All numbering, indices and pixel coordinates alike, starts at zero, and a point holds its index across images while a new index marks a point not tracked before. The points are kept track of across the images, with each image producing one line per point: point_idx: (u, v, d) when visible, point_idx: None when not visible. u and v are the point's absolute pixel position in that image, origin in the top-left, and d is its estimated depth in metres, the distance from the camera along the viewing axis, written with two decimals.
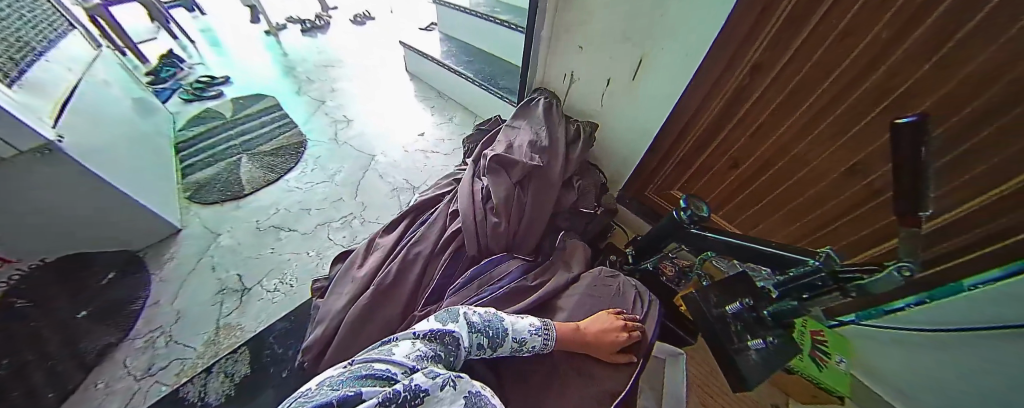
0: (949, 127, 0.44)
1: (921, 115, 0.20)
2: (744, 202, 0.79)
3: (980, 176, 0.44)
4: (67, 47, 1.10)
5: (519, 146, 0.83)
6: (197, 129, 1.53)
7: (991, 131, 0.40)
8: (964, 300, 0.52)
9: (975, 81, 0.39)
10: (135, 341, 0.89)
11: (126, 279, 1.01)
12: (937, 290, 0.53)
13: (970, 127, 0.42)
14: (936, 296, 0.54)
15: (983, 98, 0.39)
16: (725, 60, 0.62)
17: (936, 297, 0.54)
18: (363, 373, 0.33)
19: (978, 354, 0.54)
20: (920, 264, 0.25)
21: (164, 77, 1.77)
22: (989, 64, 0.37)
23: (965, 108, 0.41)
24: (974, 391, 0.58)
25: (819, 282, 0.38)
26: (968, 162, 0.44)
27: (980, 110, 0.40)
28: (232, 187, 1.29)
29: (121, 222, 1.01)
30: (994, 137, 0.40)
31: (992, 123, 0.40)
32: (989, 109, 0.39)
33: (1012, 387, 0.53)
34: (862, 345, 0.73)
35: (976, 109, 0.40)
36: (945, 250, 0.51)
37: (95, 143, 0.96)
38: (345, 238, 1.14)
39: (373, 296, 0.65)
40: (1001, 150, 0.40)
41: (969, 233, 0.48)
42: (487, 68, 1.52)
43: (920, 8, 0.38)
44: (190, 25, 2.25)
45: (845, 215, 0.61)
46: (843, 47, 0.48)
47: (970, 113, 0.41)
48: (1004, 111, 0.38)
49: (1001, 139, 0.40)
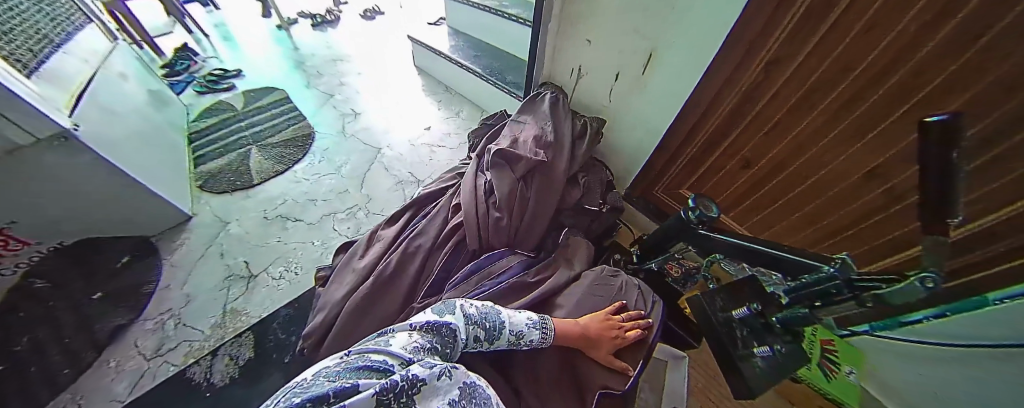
0: (985, 126, 0.41)
1: (951, 115, 0.19)
2: (756, 204, 0.77)
3: (1017, 179, 0.41)
4: (84, 40, 1.14)
5: (523, 140, 0.82)
6: (208, 121, 1.56)
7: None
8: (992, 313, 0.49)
9: (1010, 82, 0.37)
10: (145, 323, 0.91)
11: (138, 263, 1.04)
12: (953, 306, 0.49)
13: (1005, 129, 0.40)
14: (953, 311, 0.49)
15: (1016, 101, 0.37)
16: (740, 53, 0.60)
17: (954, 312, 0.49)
18: (360, 364, 0.31)
19: (1000, 376, 0.52)
20: (944, 276, 0.23)
21: (179, 70, 1.81)
22: None
23: (1001, 108, 0.39)
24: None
25: (834, 289, 0.35)
26: (999, 166, 0.42)
27: (1015, 112, 0.38)
28: (242, 177, 1.31)
29: (135, 210, 1.04)
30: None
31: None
32: None
33: None
34: (877, 359, 0.70)
35: (1010, 110, 0.38)
36: (976, 257, 0.49)
37: (109, 132, 0.98)
38: (350, 229, 1.15)
39: (373, 286, 0.66)
40: None
41: (1005, 239, 0.45)
42: (494, 63, 1.52)
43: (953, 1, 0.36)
44: (205, 19, 2.30)
45: (862, 220, 0.59)
46: (867, 41, 0.45)
47: (1002, 116, 0.39)
48: None
49: None
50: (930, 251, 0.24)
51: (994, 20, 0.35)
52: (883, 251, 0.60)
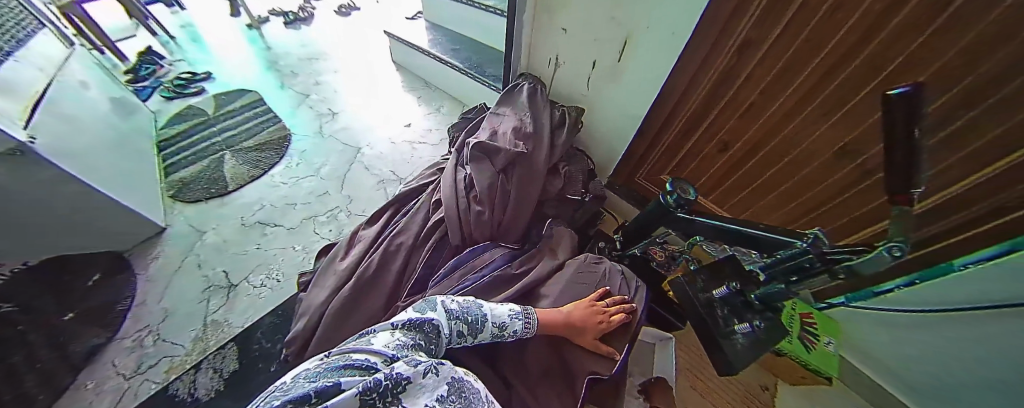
0: (952, 98, 0.42)
1: (912, 87, 0.19)
2: (734, 186, 0.78)
3: (982, 149, 0.43)
4: (38, 46, 1.05)
5: (503, 132, 0.82)
6: (179, 127, 1.49)
7: (995, 100, 0.39)
8: (966, 279, 0.51)
9: (971, 54, 0.38)
10: (123, 341, 0.88)
11: (112, 279, 1.00)
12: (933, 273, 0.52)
13: (968, 101, 0.41)
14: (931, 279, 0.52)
15: (980, 72, 0.38)
16: (714, 34, 0.60)
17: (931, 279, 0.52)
18: (342, 363, 0.30)
19: (969, 332, 0.54)
20: (911, 245, 0.23)
21: (144, 75, 1.72)
22: (987, 33, 0.35)
23: (968, 77, 0.39)
24: (977, 377, 0.57)
25: (807, 264, 0.36)
26: (965, 137, 0.44)
27: (979, 82, 0.39)
28: (216, 183, 1.27)
29: (104, 225, 0.99)
30: (990, 110, 0.40)
31: (990, 98, 0.39)
32: (988, 81, 0.38)
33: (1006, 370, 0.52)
34: (853, 327, 0.73)
35: (973, 81, 0.39)
36: (946, 226, 0.51)
37: (71, 145, 0.92)
38: (332, 231, 1.13)
39: (355, 287, 0.64)
40: (997, 124, 0.40)
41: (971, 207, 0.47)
42: (474, 56, 1.50)
43: None
44: (169, 20, 2.19)
45: (835, 196, 0.61)
46: (834, 20, 0.46)
47: (967, 87, 0.40)
48: (1003, 81, 0.37)
49: (1001, 111, 0.39)
50: (894, 220, 0.24)
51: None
52: (854, 226, 0.62)
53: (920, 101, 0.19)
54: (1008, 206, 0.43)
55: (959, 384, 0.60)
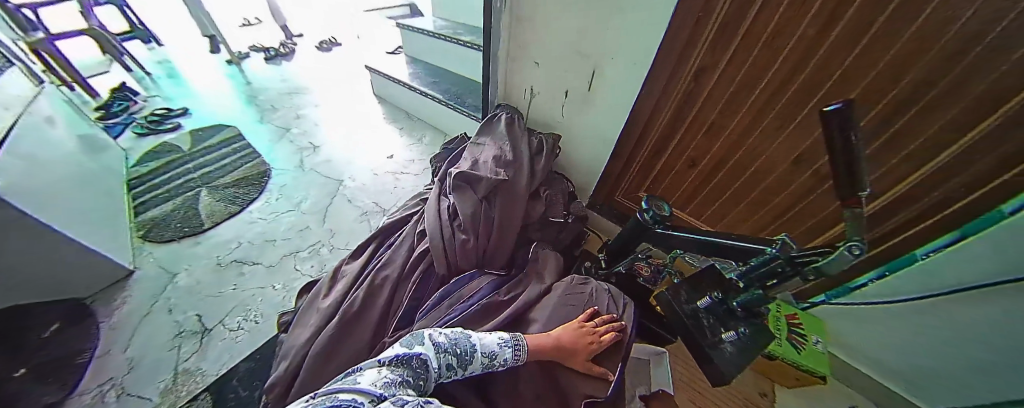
0: (878, 113, 0.49)
1: (842, 105, 0.22)
2: (707, 198, 0.82)
3: (918, 149, 0.48)
4: (5, 84, 1.02)
5: (484, 161, 0.84)
6: (150, 165, 1.44)
7: (916, 110, 0.46)
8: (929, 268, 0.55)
9: (897, 66, 0.44)
10: (82, 397, 0.80)
11: (72, 329, 0.92)
12: (894, 262, 0.60)
13: (893, 113, 0.48)
14: (894, 268, 0.60)
15: (906, 81, 0.44)
16: (672, 63, 0.65)
17: (894, 269, 0.60)
18: (328, 404, 0.28)
19: (942, 317, 0.58)
20: (866, 243, 0.25)
21: (115, 112, 1.67)
22: (907, 48, 0.42)
23: (896, 87, 0.45)
24: (953, 358, 0.60)
25: (779, 268, 0.38)
26: (897, 144, 0.50)
27: (900, 97, 0.46)
28: (190, 221, 1.22)
29: (66, 271, 0.92)
30: (918, 115, 0.46)
31: (917, 103, 0.45)
32: (915, 88, 0.44)
33: (981, 350, 0.56)
34: (836, 323, 0.75)
35: (901, 90, 0.45)
36: (900, 221, 0.56)
37: (37, 186, 0.87)
38: (313, 267, 1.09)
39: (338, 325, 0.62)
40: (927, 126, 0.46)
41: (917, 202, 0.53)
42: (454, 87, 1.56)
43: (840, 5, 0.43)
44: (146, 57, 2.17)
45: (797, 202, 0.66)
46: (775, 47, 0.52)
47: (895, 96, 0.46)
48: (928, 86, 0.43)
49: (927, 115, 0.45)
50: (848, 224, 0.26)
51: (877, 15, 0.41)
52: (816, 231, 0.67)
53: (851, 117, 0.22)
54: (950, 198, 0.49)
55: (942, 369, 0.63)
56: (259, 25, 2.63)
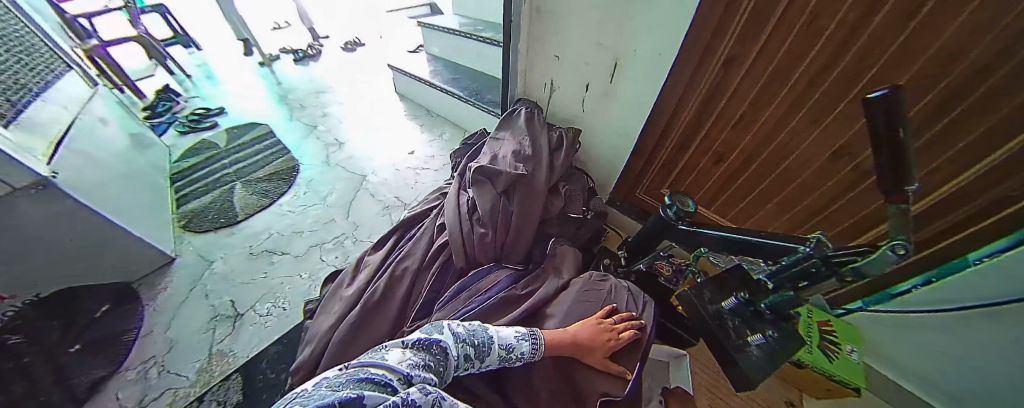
0: (933, 99, 0.45)
1: (890, 87, 0.19)
2: (735, 195, 0.79)
3: (974, 143, 0.44)
4: (64, 87, 1.12)
5: (503, 156, 0.84)
6: (191, 160, 1.55)
7: (977, 96, 0.41)
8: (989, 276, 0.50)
9: (951, 52, 0.40)
10: (127, 373, 0.87)
11: (121, 310, 1.00)
12: (943, 268, 0.55)
13: (949, 101, 0.44)
14: (942, 276, 0.55)
15: (959, 69, 0.40)
16: (698, 53, 0.63)
17: (942, 277, 0.55)
18: (361, 376, 0.31)
19: (999, 331, 0.52)
20: (913, 242, 0.22)
21: (160, 112, 1.81)
22: (960, 33, 0.38)
23: (948, 76, 0.42)
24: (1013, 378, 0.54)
25: (813, 269, 0.35)
26: (952, 135, 0.45)
27: (958, 81, 0.41)
28: (225, 213, 1.30)
29: (117, 257, 1.01)
30: (974, 106, 0.42)
31: (973, 93, 0.41)
32: (971, 76, 0.40)
33: None
34: (877, 334, 0.70)
35: (955, 79, 0.41)
36: (950, 222, 0.51)
37: (90, 179, 0.95)
38: (338, 258, 1.14)
39: (360, 313, 0.64)
40: (984, 117, 0.42)
41: (972, 202, 0.48)
42: (473, 84, 1.57)
43: None
44: (187, 61, 2.33)
45: (836, 200, 0.62)
46: (811, 33, 0.49)
47: (948, 86, 0.43)
48: (985, 75, 0.39)
49: (983, 106, 0.41)
50: (893, 220, 0.24)
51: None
52: (858, 230, 0.62)
53: (900, 103, 0.20)
54: (1010, 197, 0.44)
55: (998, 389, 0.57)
56: (287, 28, 2.76)
